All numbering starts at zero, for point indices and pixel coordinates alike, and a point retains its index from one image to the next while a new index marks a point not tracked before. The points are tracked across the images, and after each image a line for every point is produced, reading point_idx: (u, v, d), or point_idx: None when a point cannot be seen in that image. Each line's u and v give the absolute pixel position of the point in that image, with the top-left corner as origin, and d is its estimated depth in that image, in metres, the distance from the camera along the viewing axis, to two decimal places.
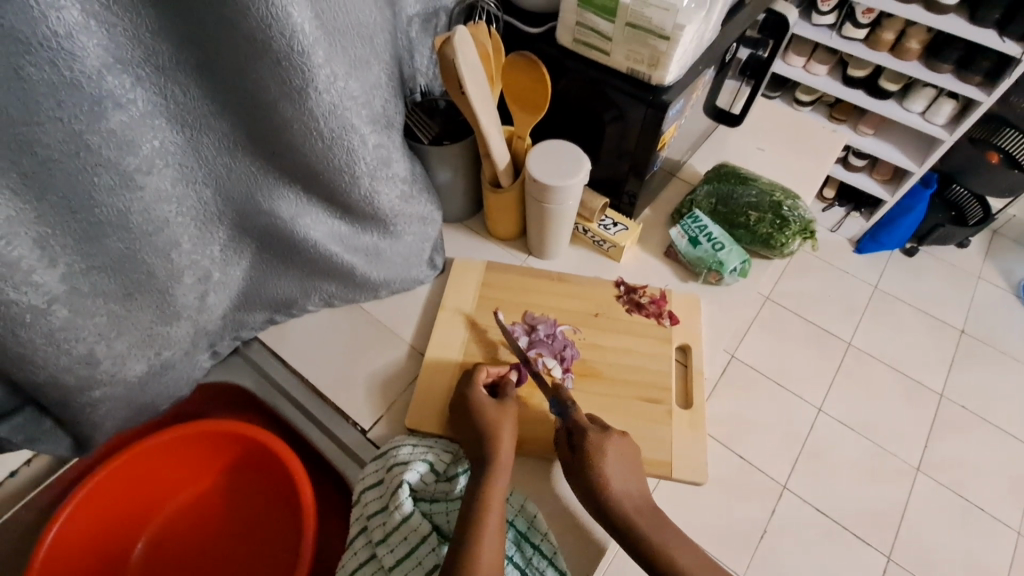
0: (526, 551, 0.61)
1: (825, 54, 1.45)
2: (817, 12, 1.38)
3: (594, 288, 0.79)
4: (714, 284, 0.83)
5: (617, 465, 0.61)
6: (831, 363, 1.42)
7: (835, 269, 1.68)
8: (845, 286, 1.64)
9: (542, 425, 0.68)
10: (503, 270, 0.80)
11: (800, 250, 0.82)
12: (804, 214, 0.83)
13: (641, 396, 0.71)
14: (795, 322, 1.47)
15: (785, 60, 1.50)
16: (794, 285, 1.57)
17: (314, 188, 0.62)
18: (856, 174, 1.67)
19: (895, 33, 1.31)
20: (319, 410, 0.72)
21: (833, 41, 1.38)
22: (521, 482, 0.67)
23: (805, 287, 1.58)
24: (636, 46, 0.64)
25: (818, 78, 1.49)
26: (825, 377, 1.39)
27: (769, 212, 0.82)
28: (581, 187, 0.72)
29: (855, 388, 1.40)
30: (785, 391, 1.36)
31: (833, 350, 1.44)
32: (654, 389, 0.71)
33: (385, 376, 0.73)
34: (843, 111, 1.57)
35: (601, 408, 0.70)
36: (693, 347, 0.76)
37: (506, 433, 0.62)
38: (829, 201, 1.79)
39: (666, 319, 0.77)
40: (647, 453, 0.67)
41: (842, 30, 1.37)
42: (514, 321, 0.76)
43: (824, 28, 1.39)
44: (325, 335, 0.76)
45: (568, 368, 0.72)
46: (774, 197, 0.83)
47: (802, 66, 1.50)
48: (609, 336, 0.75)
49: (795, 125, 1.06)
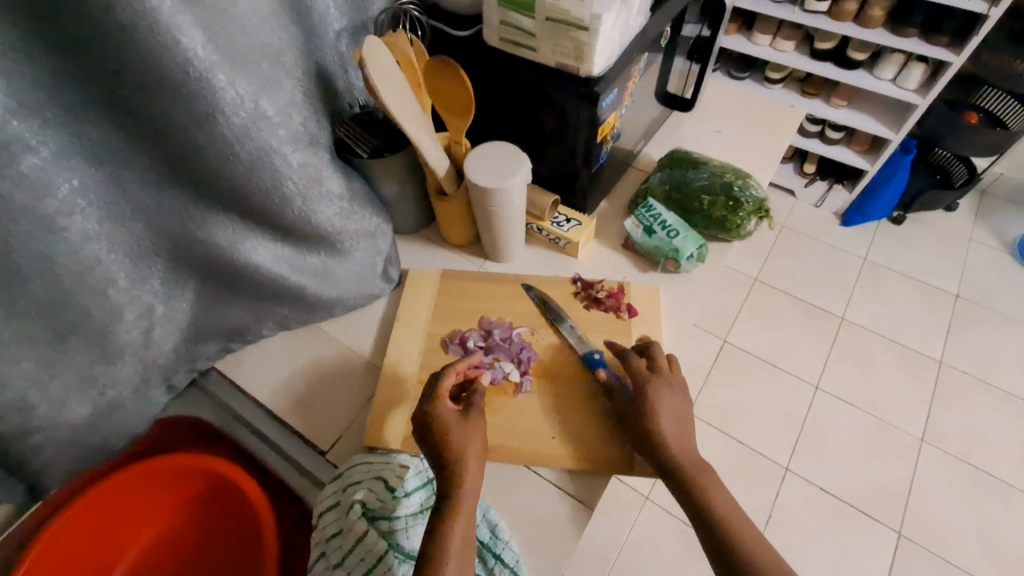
0: (488, 562, 0.60)
1: (790, 30, 1.45)
2: None
3: (550, 286, 0.78)
4: (673, 273, 0.81)
5: (676, 404, 0.61)
6: (825, 340, 1.44)
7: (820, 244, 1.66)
8: (834, 262, 1.62)
9: (516, 435, 0.66)
10: (460, 277, 0.80)
11: (756, 231, 0.80)
12: (756, 193, 0.81)
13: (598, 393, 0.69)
14: (779, 301, 1.48)
15: (752, 40, 1.50)
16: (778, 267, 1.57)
17: (247, 213, 0.62)
18: (835, 147, 1.66)
19: (856, 3, 1.31)
20: (279, 436, 0.71)
21: (796, 15, 1.37)
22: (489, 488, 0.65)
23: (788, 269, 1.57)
24: (559, 40, 0.63)
25: (785, 54, 1.49)
26: (821, 353, 1.42)
27: (721, 195, 0.80)
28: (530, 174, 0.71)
29: (850, 365, 1.41)
30: (780, 369, 1.39)
31: (825, 326, 1.47)
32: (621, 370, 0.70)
33: (343, 396, 0.73)
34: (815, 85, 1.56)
35: (560, 409, 0.68)
36: (653, 339, 0.73)
37: (455, 432, 0.57)
38: (810, 176, 1.76)
39: (624, 313, 0.75)
40: (604, 452, 0.65)
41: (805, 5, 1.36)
42: (470, 328, 0.75)
43: (787, 4, 1.38)
44: (282, 360, 0.75)
45: (526, 371, 0.70)
46: (723, 179, 0.81)
47: (769, 44, 1.50)
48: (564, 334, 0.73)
49: (751, 104, 1.05)
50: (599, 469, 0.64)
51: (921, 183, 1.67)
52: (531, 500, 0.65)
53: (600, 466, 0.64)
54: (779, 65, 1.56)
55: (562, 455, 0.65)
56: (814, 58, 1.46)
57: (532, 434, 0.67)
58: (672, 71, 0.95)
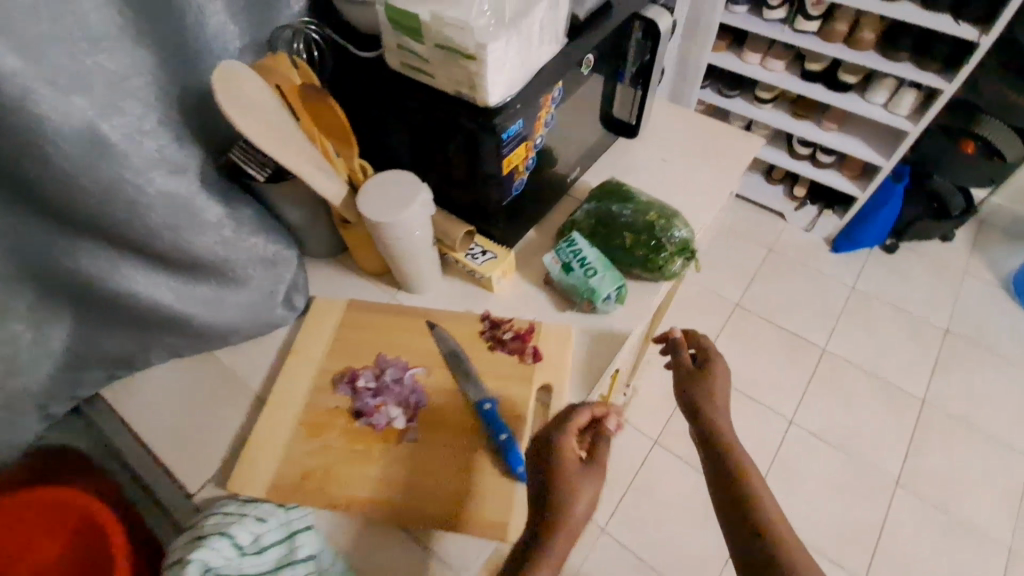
0: None
1: (779, 50, 1.40)
2: (765, 7, 1.31)
3: (457, 324, 0.74)
4: (588, 312, 0.76)
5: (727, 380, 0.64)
6: (805, 372, 1.41)
7: (806, 272, 1.60)
8: (818, 291, 1.55)
9: (389, 489, 0.61)
10: (365, 309, 0.75)
11: (680, 272, 0.75)
12: (681, 231, 0.75)
13: (484, 444, 0.63)
14: (764, 328, 1.47)
15: (741, 58, 1.45)
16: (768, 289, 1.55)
17: (114, 243, 0.59)
18: (826, 171, 1.59)
19: (847, 22, 1.24)
20: (152, 473, 0.67)
21: (785, 34, 1.31)
22: (353, 548, 0.60)
23: (773, 295, 1.54)
24: (452, 68, 0.58)
25: (774, 73, 1.43)
26: (801, 383, 1.39)
27: (644, 232, 0.74)
28: (428, 205, 0.66)
29: (830, 398, 1.37)
30: (762, 405, 1.37)
31: (806, 357, 1.43)
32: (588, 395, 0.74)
33: (224, 432, 0.69)
34: (806, 106, 1.50)
35: (440, 460, 0.63)
36: (555, 387, 0.68)
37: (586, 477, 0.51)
38: (800, 199, 1.69)
39: (528, 357, 0.70)
40: (479, 511, 0.59)
41: (794, 24, 1.30)
42: (364, 365, 0.70)
43: (775, 22, 1.33)
44: (170, 390, 0.72)
45: (413, 417, 0.66)
46: (646, 217, 0.75)
47: (758, 63, 1.45)
48: (459, 377, 0.68)
49: (705, 129, 1.00)
50: (471, 531, 0.59)
51: (915, 212, 1.55)
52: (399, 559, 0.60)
53: (472, 528, 0.59)
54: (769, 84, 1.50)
55: (434, 513, 0.60)
56: (804, 79, 1.40)
57: (406, 487, 0.61)
58: (620, 96, 0.89)
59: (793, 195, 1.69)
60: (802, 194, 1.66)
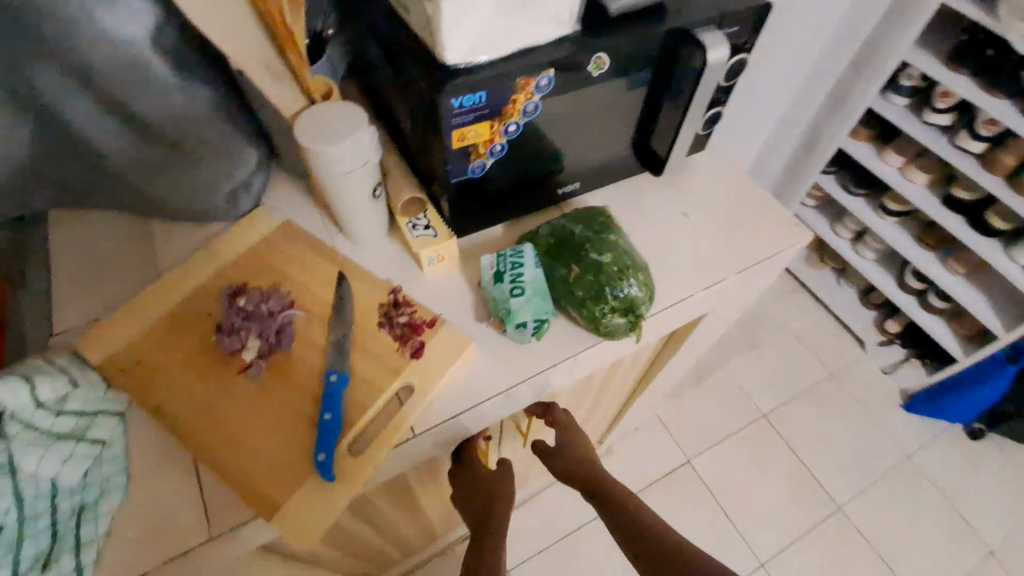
0: (82, 521, 0.53)
1: (926, 162, 1.37)
2: (931, 108, 1.29)
3: (366, 287, 0.68)
4: (502, 334, 0.67)
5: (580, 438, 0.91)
6: (808, 523, 1.66)
7: (863, 423, 1.84)
8: (857, 452, 1.79)
9: (201, 415, 0.58)
10: (295, 237, 0.72)
11: (616, 331, 0.63)
12: (635, 288, 0.63)
13: (310, 416, 0.57)
14: (780, 446, 1.77)
15: (881, 157, 1.45)
16: (802, 413, 1.85)
17: (72, 76, 0.59)
18: (932, 318, 1.69)
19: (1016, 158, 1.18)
20: (40, 303, 0.69)
21: (942, 145, 1.28)
22: (144, 454, 0.58)
23: (811, 422, 1.83)
24: (417, 8, 0.54)
25: (914, 186, 1.41)
26: (795, 534, 1.64)
27: (591, 273, 0.63)
28: (363, 149, 0.61)
29: (818, 554, 1.62)
30: (739, 533, 1.63)
31: (818, 506, 1.68)
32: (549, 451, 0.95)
33: (110, 293, 0.69)
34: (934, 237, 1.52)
35: (261, 412, 0.58)
36: (416, 392, 0.60)
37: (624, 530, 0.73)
38: (890, 336, 1.91)
39: (408, 349, 0.63)
40: (260, 479, 0.54)
41: (956, 138, 1.26)
42: (256, 287, 0.67)
43: (935, 127, 1.30)
44: (100, 236, 0.74)
45: (265, 356, 0.61)
46: (599, 258, 0.64)
47: (900, 168, 1.43)
48: (330, 339, 0.63)
49: (753, 196, 0.86)
50: (246, 496, 0.54)
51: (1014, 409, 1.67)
52: (176, 489, 0.56)
53: (248, 494, 0.54)
54: (898, 199, 1.54)
55: (213, 461, 0.56)
56: (946, 206, 1.36)
57: (217, 421, 0.57)
58: (660, 124, 0.75)
59: (886, 329, 1.90)
60: (894, 329, 1.87)
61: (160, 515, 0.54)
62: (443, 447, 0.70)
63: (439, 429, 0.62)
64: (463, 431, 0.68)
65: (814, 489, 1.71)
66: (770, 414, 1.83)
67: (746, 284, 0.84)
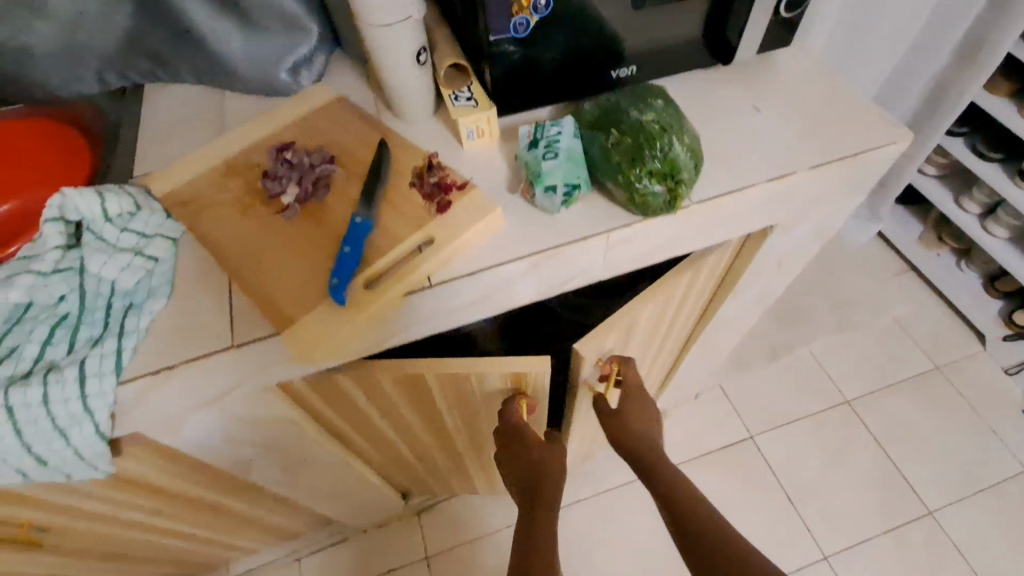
0: (127, 317, 0.58)
1: None
2: None
3: (404, 152, 0.68)
4: (532, 204, 0.64)
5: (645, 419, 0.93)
6: (888, 524, 1.47)
7: (975, 426, 1.59)
8: (959, 456, 1.55)
9: (237, 243, 0.61)
10: (345, 107, 0.74)
11: (654, 199, 0.58)
12: (675, 151, 0.58)
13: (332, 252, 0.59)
14: (864, 438, 1.58)
15: None
16: (892, 406, 1.63)
17: None
18: None
19: None
20: (127, 154, 0.77)
21: None
22: (184, 275, 0.62)
23: (906, 417, 1.61)
24: None
25: None
26: (869, 529, 1.47)
27: (631, 136, 0.59)
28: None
29: (899, 560, 1.43)
30: (800, 519, 1.48)
31: (903, 508, 1.49)
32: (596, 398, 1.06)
33: (180, 148, 0.75)
34: None
35: (290, 245, 0.60)
36: (436, 244, 0.59)
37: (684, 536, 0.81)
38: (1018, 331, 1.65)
39: (435, 206, 0.62)
40: (281, 299, 0.57)
41: None
42: (303, 145, 0.69)
43: None
44: (181, 103, 0.81)
45: (300, 201, 0.63)
46: (640, 117, 0.60)
47: None
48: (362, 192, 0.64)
49: (843, 98, 0.75)
50: (265, 310, 0.57)
51: None
52: (208, 305, 0.60)
53: (268, 307, 0.57)
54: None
55: (246, 282, 0.59)
56: None
57: (250, 249, 0.61)
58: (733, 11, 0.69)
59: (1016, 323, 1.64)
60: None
61: (196, 320, 0.58)
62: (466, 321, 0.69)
63: (456, 286, 0.61)
64: (483, 305, 0.66)
65: (901, 490, 1.51)
66: (856, 402, 1.64)
67: (823, 194, 0.74)
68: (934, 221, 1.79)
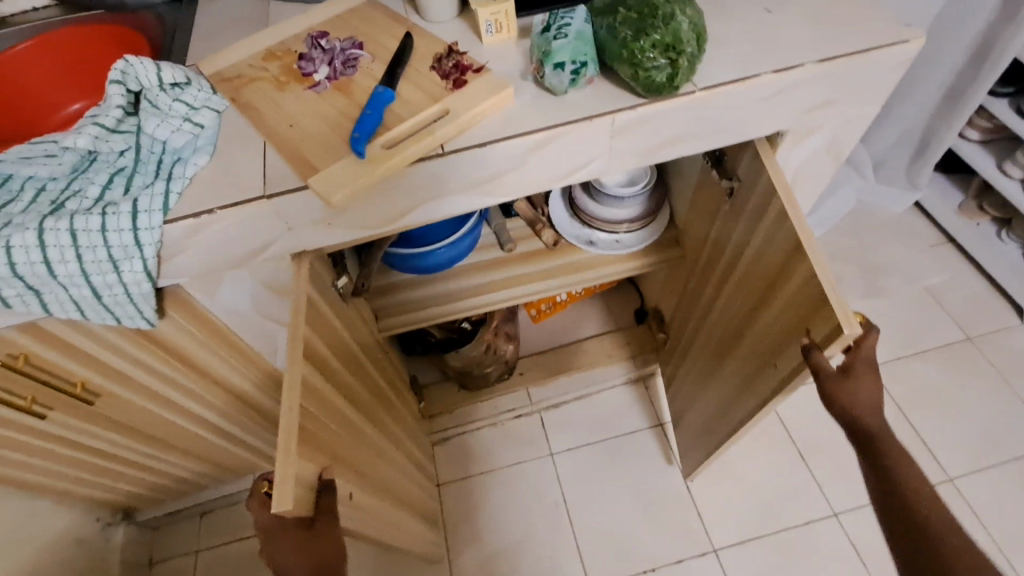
0: (175, 169, 0.65)
1: None
2: None
3: (427, 43, 0.73)
4: (543, 88, 0.68)
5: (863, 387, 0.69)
6: None
7: (1005, 398, 1.54)
8: (987, 424, 1.50)
9: (275, 113, 0.68)
10: (376, 8, 0.79)
11: (657, 74, 0.62)
12: (682, 23, 0.61)
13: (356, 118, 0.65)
14: (885, 401, 1.55)
15: None
16: (918, 373, 1.58)
17: None
18: None
19: None
20: (178, 50, 0.84)
21: None
22: (225, 139, 0.68)
23: (932, 384, 1.57)
24: None
25: None
26: None
27: (637, 11, 0.62)
28: None
29: None
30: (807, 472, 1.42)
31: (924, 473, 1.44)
32: (748, 362, 0.90)
33: (226, 42, 0.81)
34: None
35: (320, 113, 0.67)
36: (449, 115, 0.64)
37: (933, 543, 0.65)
38: None
39: (451, 85, 0.67)
40: (310, 155, 0.63)
41: None
42: (336, 37, 0.75)
43: None
44: (228, 8, 0.87)
45: (331, 80, 0.70)
46: None
47: None
48: (387, 72, 0.69)
49: (860, 6, 0.76)
50: (293, 165, 0.63)
51: None
52: (244, 162, 0.66)
53: (296, 161, 0.63)
54: None
55: (281, 144, 0.65)
56: None
57: (286, 117, 0.67)
58: None
59: None
60: None
61: (234, 172, 0.65)
62: (480, 203, 0.73)
63: (470, 158, 0.65)
64: (494, 187, 0.71)
65: (921, 454, 1.47)
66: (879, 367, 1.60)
67: (836, 97, 0.75)
68: (975, 190, 1.73)
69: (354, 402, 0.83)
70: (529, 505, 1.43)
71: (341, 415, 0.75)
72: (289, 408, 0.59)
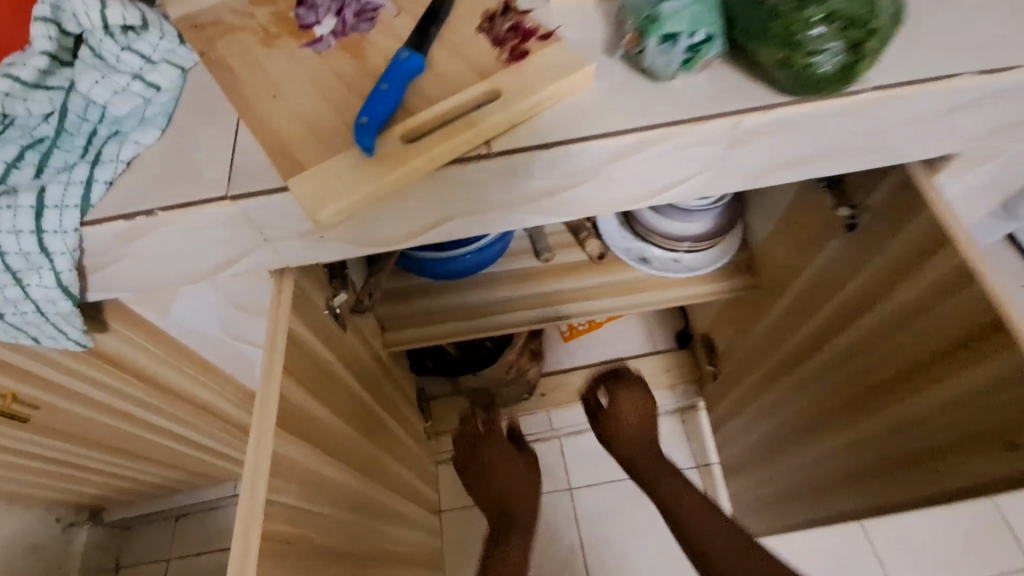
0: (107, 146, 0.46)
1: None
2: None
3: None
4: (637, 69, 0.48)
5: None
6: None
7: None
8: None
9: (255, 78, 0.48)
10: None
11: (824, 62, 0.42)
12: None
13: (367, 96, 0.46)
14: None
15: None
16: None
17: None
18: None
19: None
20: None
21: None
22: (185, 111, 0.49)
23: None
24: None
25: None
26: None
27: None
28: None
29: None
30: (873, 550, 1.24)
31: None
32: (870, 452, 0.69)
33: None
34: None
35: (318, 84, 0.47)
36: (501, 100, 0.45)
37: None
38: None
39: (507, 57, 0.47)
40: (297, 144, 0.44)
41: None
42: None
43: None
44: None
45: (338, 36, 0.50)
46: None
47: None
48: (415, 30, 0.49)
49: None
50: (271, 154, 0.44)
51: None
52: (205, 146, 0.47)
53: (275, 149, 0.44)
54: None
55: (261, 124, 0.46)
56: None
57: (269, 86, 0.47)
58: None
59: None
60: None
61: (189, 158, 0.46)
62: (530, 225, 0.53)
63: (529, 165, 0.46)
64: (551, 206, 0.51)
65: None
66: None
67: None
68: None
69: (349, 450, 0.66)
70: (537, 542, 1.28)
71: (319, 485, 0.57)
72: (246, 504, 0.44)
